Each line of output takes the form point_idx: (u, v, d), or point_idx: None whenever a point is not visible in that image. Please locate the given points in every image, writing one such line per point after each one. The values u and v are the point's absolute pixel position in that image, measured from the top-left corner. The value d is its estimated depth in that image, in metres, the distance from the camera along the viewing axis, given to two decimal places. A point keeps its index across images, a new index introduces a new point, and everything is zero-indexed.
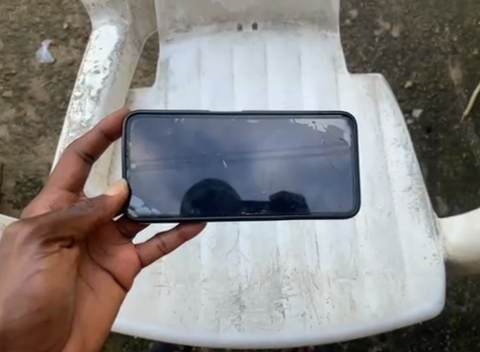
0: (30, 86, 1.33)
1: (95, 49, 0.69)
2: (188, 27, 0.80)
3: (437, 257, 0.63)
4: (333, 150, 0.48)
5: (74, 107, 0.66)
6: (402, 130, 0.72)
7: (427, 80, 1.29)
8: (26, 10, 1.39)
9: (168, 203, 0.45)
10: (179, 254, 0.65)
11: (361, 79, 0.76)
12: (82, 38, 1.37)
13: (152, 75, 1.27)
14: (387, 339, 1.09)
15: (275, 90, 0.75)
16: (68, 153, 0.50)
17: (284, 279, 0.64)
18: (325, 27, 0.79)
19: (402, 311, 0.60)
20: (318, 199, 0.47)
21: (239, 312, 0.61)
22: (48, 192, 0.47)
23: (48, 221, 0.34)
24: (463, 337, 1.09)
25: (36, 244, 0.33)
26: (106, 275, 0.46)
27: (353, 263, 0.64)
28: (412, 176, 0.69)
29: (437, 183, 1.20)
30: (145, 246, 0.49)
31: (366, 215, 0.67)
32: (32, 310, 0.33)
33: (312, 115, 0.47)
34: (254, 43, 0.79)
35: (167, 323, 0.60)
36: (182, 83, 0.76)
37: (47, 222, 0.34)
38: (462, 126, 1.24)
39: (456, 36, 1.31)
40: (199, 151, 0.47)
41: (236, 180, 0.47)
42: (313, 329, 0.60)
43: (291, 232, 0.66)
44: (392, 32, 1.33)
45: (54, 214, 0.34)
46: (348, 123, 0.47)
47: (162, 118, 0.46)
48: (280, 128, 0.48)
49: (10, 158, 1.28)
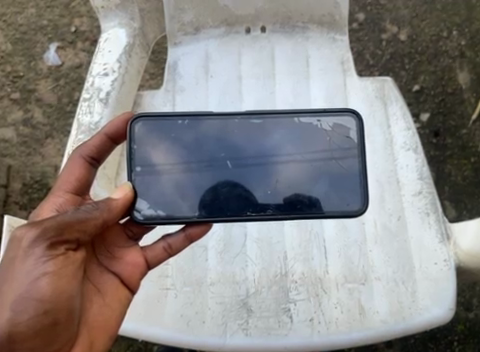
0: (38, 88, 1.34)
1: (104, 52, 0.69)
2: (197, 30, 0.80)
3: (448, 263, 0.62)
4: (338, 148, 0.47)
5: (82, 109, 0.65)
6: (412, 134, 0.71)
7: (434, 84, 1.28)
8: (34, 13, 1.40)
9: (173, 205, 0.45)
10: (186, 257, 0.65)
11: (370, 82, 0.75)
12: (90, 41, 1.38)
13: (158, 77, 1.28)
14: (394, 345, 1.08)
15: (283, 91, 0.75)
16: (73, 157, 0.50)
17: (291, 282, 0.63)
18: (333, 30, 0.79)
19: (412, 317, 0.59)
20: (324, 199, 0.46)
21: (247, 317, 0.61)
22: (52, 197, 0.47)
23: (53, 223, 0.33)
24: (471, 344, 1.07)
25: (41, 247, 0.33)
26: (112, 278, 0.45)
27: (362, 268, 0.63)
28: (422, 180, 0.68)
29: (445, 188, 1.19)
30: (151, 248, 0.49)
31: (375, 219, 0.66)
32: (38, 312, 0.32)
33: (316, 113, 0.47)
34: (262, 47, 0.79)
35: (173, 326, 0.60)
36: (189, 85, 0.76)
37: (51, 225, 0.34)
38: (470, 130, 1.23)
39: (464, 40, 1.30)
40: (203, 152, 0.46)
41: (241, 179, 0.46)
42: (321, 334, 0.59)
43: (299, 236, 0.66)
44: (399, 36, 1.32)
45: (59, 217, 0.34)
46: (353, 120, 0.47)
47: (165, 121, 0.46)
48: (283, 128, 0.47)
49: (17, 160, 1.29)
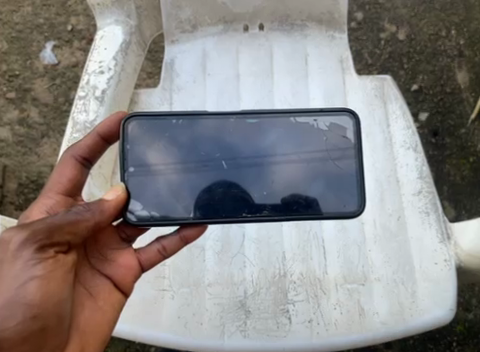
0: (34, 87, 1.32)
1: (100, 49, 0.68)
2: (194, 27, 0.79)
3: (449, 263, 0.61)
4: (334, 148, 0.46)
5: (77, 107, 0.64)
6: (411, 133, 0.71)
7: (433, 84, 1.27)
8: (30, 11, 1.38)
9: (167, 206, 0.44)
10: (183, 257, 0.64)
11: (369, 80, 0.75)
12: (87, 39, 1.36)
13: (156, 76, 1.27)
14: (392, 346, 1.07)
15: (282, 90, 0.74)
16: (64, 158, 0.49)
17: (290, 283, 0.62)
18: (332, 28, 0.78)
19: (413, 318, 0.58)
20: (322, 200, 0.45)
21: (245, 318, 0.60)
22: (42, 199, 0.46)
23: (43, 226, 0.33)
24: (469, 344, 1.07)
25: (30, 250, 0.33)
26: (104, 282, 0.45)
27: (361, 269, 0.62)
28: (422, 179, 0.67)
29: (444, 187, 1.18)
30: (145, 250, 0.48)
31: (375, 220, 0.65)
32: (27, 316, 0.32)
33: (313, 112, 0.46)
34: (261, 44, 0.78)
35: (169, 328, 0.59)
36: (187, 84, 0.75)
37: (41, 228, 0.33)
38: (469, 130, 1.23)
39: (463, 40, 1.30)
40: (198, 152, 0.46)
41: (236, 180, 0.45)
42: (320, 336, 0.58)
43: (297, 236, 0.65)
44: (398, 35, 1.32)
45: (48, 219, 0.34)
46: (350, 119, 0.46)
47: (159, 120, 0.45)
48: (280, 127, 0.47)
49: (12, 160, 1.27)
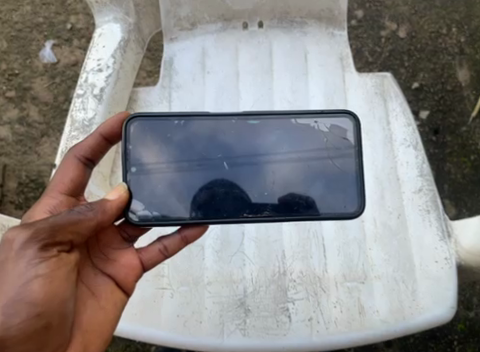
0: (33, 86, 1.32)
1: (99, 47, 0.68)
2: (194, 25, 0.79)
3: (449, 262, 0.61)
4: (334, 149, 0.46)
5: (76, 105, 0.64)
6: (412, 131, 0.70)
7: (433, 81, 1.27)
8: (30, 10, 1.38)
9: (168, 206, 0.44)
10: (182, 256, 0.63)
11: (369, 78, 0.74)
12: (86, 38, 1.36)
13: (155, 75, 1.27)
14: (393, 345, 1.07)
15: (281, 88, 0.74)
16: (67, 158, 0.48)
17: (290, 282, 0.62)
18: (332, 25, 0.78)
19: (413, 317, 0.58)
20: (322, 200, 0.45)
21: (244, 317, 0.59)
22: (46, 199, 0.45)
23: (46, 226, 0.33)
24: (470, 343, 1.06)
25: (33, 250, 0.33)
26: (107, 281, 0.44)
27: (361, 267, 0.62)
28: (422, 177, 0.67)
29: (445, 186, 1.18)
30: (146, 250, 0.48)
31: (375, 218, 0.65)
32: (30, 315, 0.31)
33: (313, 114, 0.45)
34: (260, 42, 0.77)
35: (169, 327, 0.59)
36: (186, 82, 0.75)
37: (44, 227, 0.33)
38: (470, 128, 1.22)
39: (463, 37, 1.29)
40: (199, 152, 0.45)
41: (237, 180, 0.45)
42: (320, 334, 0.58)
43: (297, 234, 0.65)
44: (398, 32, 1.31)
45: (52, 219, 0.33)
46: (350, 121, 0.46)
47: (161, 121, 0.45)
48: (281, 128, 0.46)
49: (12, 159, 1.27)
